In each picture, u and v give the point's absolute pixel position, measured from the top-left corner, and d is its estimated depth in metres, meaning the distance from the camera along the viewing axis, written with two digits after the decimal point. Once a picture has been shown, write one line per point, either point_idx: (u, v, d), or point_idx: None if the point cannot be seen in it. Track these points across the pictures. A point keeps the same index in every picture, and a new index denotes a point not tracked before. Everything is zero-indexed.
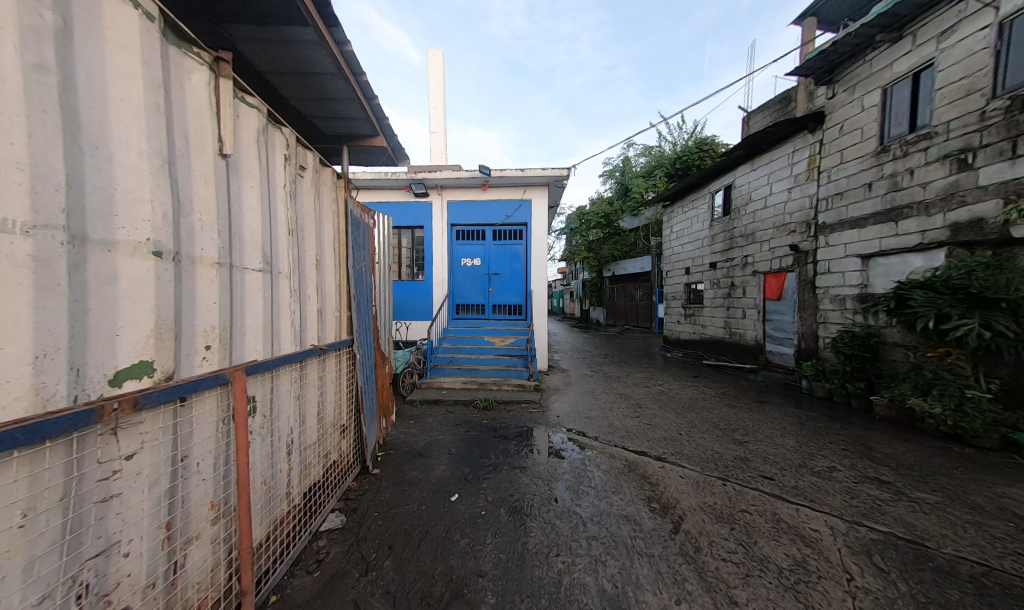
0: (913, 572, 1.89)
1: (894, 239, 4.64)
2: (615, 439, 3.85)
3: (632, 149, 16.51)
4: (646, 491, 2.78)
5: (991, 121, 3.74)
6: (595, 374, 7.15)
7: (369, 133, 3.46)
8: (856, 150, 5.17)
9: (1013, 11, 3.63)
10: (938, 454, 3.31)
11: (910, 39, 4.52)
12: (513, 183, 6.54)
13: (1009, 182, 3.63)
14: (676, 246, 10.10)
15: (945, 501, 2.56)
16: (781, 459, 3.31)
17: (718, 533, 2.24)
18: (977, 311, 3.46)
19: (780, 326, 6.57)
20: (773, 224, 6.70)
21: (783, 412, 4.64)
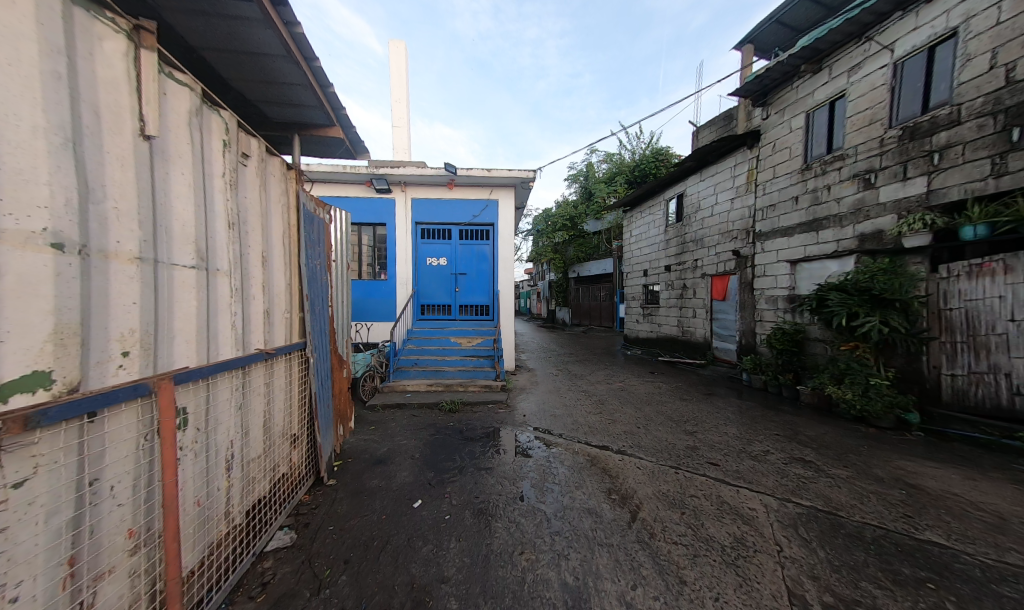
0: (830, 539, 2.16)
1: (815, 247, 5.27)
2: (578, 435, 3.97)
3: (595, 156, 17.16)
4: (608, 484, 2.89)
5: (888, 147, 4.40)
6: (561, 372, 7.34)
7: (325, 123, 3.27)
8: (786, 166, 5.80)
9: (904, 54, 4.30)
10: (849, 434, 3.82)
11: (827, 72, 5.17)
12: (480, 183, 6.51)
13: (901, 200, 4.28)
14: (635, 249, 10.66)
15: (855, 475, 2.96)
16: (725, 446, 3.62)
17: (671, 518, 2.40)
18: (878, 310, 4.05)
19: (724, 324, 7.19)
20: (718, 231, 7.32)
21: (727, 403, 5.08)
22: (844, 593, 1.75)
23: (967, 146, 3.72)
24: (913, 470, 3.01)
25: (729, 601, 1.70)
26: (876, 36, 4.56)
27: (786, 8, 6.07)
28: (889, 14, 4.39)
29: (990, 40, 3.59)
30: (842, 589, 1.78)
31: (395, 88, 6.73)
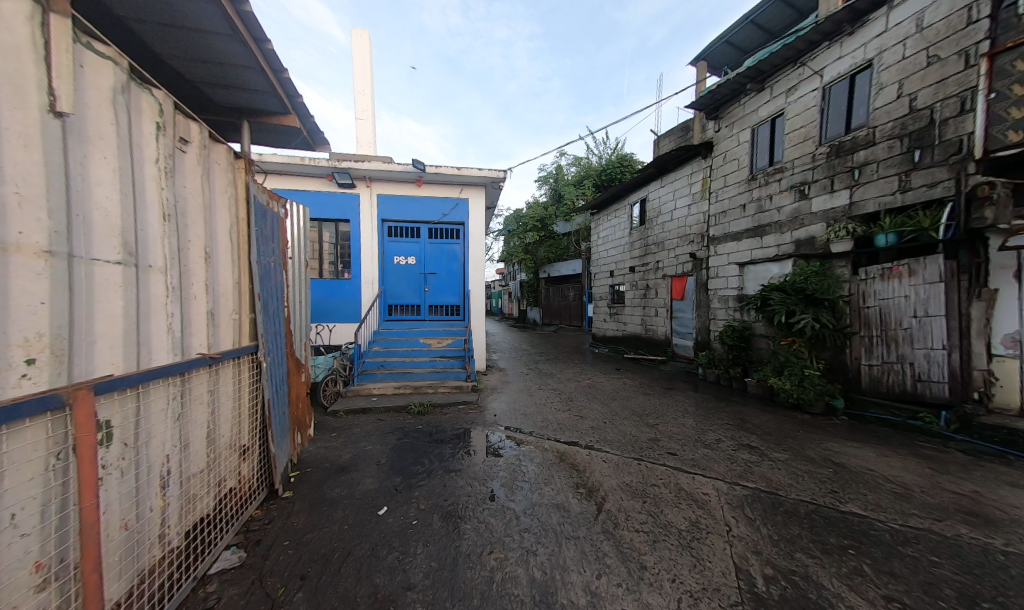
0: (771, 516, 2.38)
1: (760, 251, 5.78)
2: (548, 432, 4.04)
3: (564, 159, 17.54)
4: (576, 479, 2.96)
5: (819, 163, 4.93)
6: (532, 371, 7.43)
7: (279, 111, 3.06)
8: (735, 176, 6.30)
9: (830, 80, 4.84)
10: (788, 420, 4.23)
11: (769, 92, 5.69)
12: (449, 181, 6.41)
13: (829, 210, 4.82)
14: (602, 251, 11.05)
15: (793, 457, 3.28)
16: (683, 437, 3.85)
17: (633, 507, 2.52)
18: (810, 308, 4.52)
19: (683, 322, 7.66)
20: (677, 235, 7.79)
21: (685, 396, 5.43)
22: (781, 564, 1.93)
23: (880, 164, 4.26)
24: (839, 450, 3.40)
25: (685, 581, 1.82)
26: (808, 62, 5.09)
27: (734, 30, 6.59)
28: (818, 43, 4.92)
29: (897, 73, 4.14)
30: (781, 561, 1.96)
31: (359, 78, 6.44)
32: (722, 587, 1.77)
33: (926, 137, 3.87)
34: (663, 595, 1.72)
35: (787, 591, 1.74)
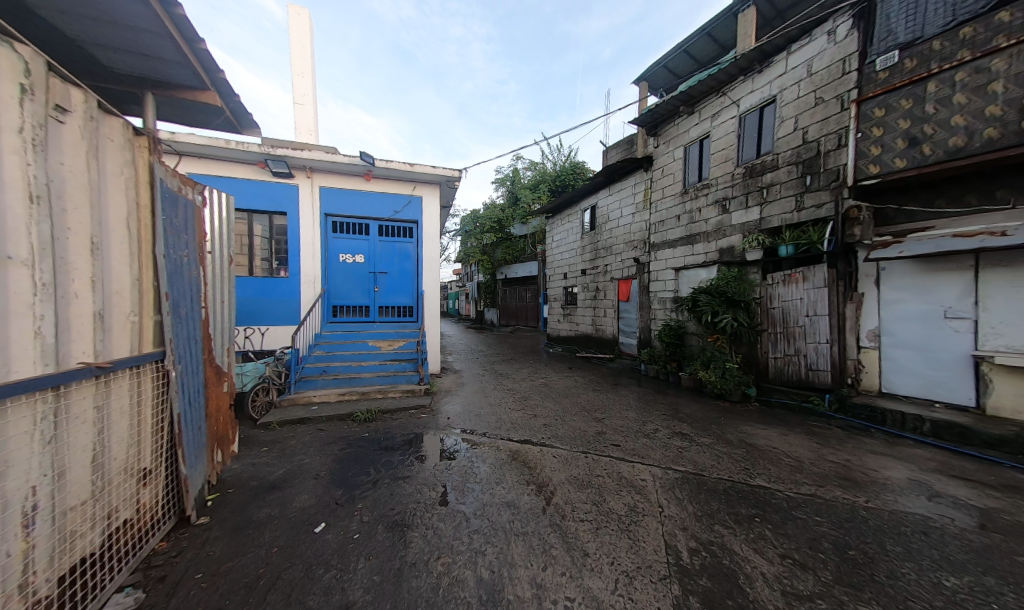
0: (696, 495, 2.66)
1: (692, 257, 6.43)
2: (501, 432, 4.07)
3: (521, 162, 17.88)
4: (527, 475, 3.03)
5: (737, 182, 5.63)
6: (487, 372, 7.44)
7: (196, 87, 2.72)
8: (670, 189, 6.94)
9: (745, 110, 5.56)
10: (713, 409, 4.78)
11: (697, 115, 6.37)
12: (401, 177, 6.18)
13: (744, 223, 5.52)
14: (556, 254, 11.46)
15: (716, 441, 3.69)
16: (626, 429, 4.14)
17: (579, 498, 2.65)
18: (730, 309, 5.16)
19: (628, 322, 8.23)
20: (623, 240, 8.35)
21: (629, 391, 5.84)
22: (703, 537, 2.17)
23: (782, 186, 5.00)
24: (752, 432, 3.91)
25: (622, 562, 1.95)
26: (728, 93, 5.79)
27: (670, 57, 7.28)
28: (735, 77, 5.63)
29: (793, 110, 4.90)
30: (702, 534, 2.20)
31: (297, 59, 5.92)
32: (654, 564, 1.93)
33: (815, 165, 4.62)
34: (602, 578, 1.83)
35: (707, 560, 1.96)
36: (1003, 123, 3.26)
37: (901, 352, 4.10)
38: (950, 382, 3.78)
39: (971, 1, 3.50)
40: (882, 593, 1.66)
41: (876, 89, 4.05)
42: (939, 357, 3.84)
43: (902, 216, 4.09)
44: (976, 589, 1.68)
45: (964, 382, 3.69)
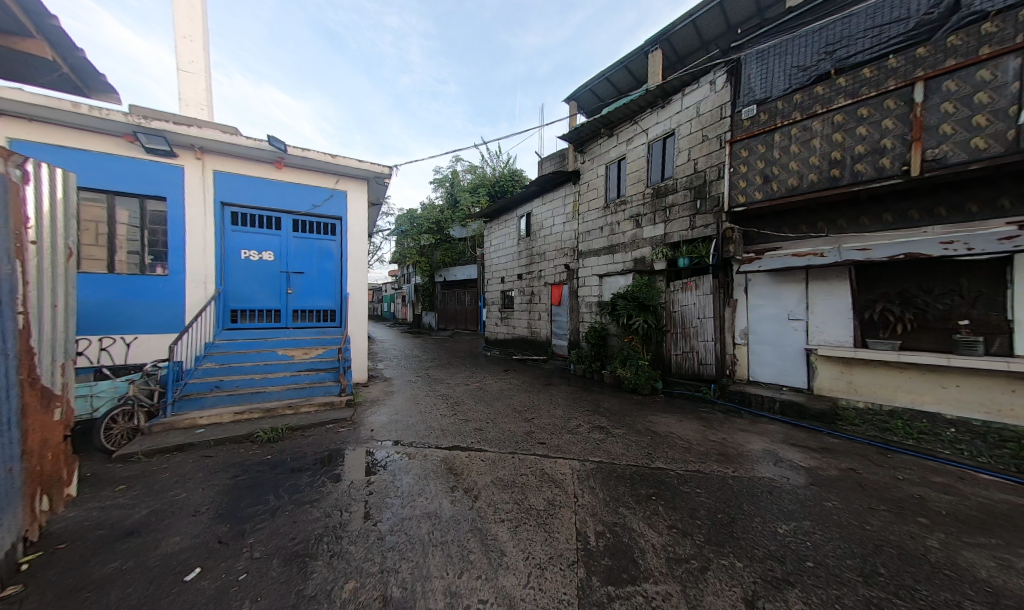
0: (606, 482, 2.92)
1: (613, 266, 7.08)
2: (430, 440, 3.95)
3: (460, 164, 17.79)
4: (453, 482, 2.98)
5: (647, 200, 6.40)
6: (421, 378, 7.15)
7: (12, 29, 2.13)
8: (595, 202, 7.59)
9: (652, 138, 6.37)
10: (628, 402, 5.33)
11: (616, 138, 7.09)
12: (321, 169, 5.65)
13: (653, 237, 6.30)
14: (494, 258, 11.62)
15: (628, 431, 4.10)
16: (553, 427, 4.35)
17: (502, 499, 2.70)
18: (640, 312, 5.85)
19: (559, 325, 8.72)
20: (555, 247, 8.83)
21: (558, 390, 6.17)
22: (608, 519, 2.39)
23: (680, 207, 5.83)
24: (657, 420, 4.45)
25: (535, 555, 2.04)
26: (639, 122, 6.58)
27: (595, 82, 7.98)
28: (645, 108, 6.41)
29: (687, 143, 5.76)
30: (608, 517, 2.42)
31: (184, 17, 5.01)
32: (565, 552, 2.06)
33: (703, 191, 5.50)
34: (516, 575, 1.87)
35: (609, 541, 2.15)
36: (820, 171, 4.27)
37: (762, 347, 5.07)
38: (793, 371, 4.77)
39: (800, 75, 4.54)
40: (737, 546, 2.02)
41: (742, 133, 4.98)
42: (785, 351, 4.84)
43: (762, 237, 5.09)
44: (798, 531, 2.15)
45: (801, 370, 4.70)
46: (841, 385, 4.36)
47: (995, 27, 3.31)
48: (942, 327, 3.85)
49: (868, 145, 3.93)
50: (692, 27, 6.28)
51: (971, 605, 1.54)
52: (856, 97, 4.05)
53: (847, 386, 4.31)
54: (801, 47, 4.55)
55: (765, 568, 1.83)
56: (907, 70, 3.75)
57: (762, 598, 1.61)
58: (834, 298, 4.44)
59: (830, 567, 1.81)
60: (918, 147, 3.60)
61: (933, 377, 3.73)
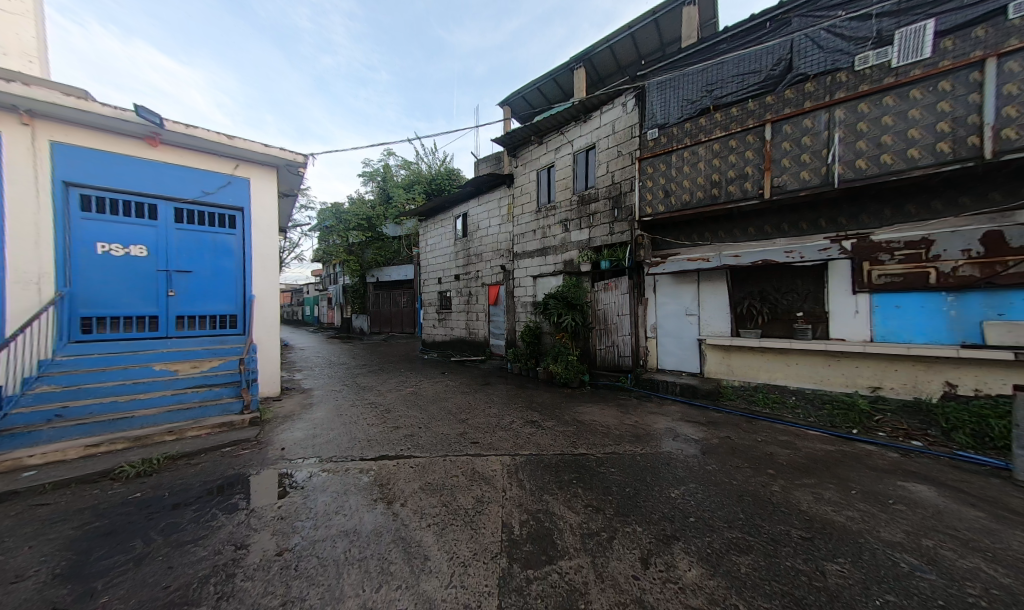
0: (534, 473, 3.07)
1: (545, 267, 7.44)
2: (353, 452, 3.66)
3: (392, 158, 16.86)
4: (377, 493, 2.82)
5: (574, 207, 6.88)
6: (347, 387, 6.60)
7: None
8: (528, 206, 7.89)
9: (577, 149, 6.85)
10: (560, 395, 5.65)
11: (545, 146, 7.48)
12: (215, 151, 4.87)
13: (579, 240, 6.78)
14: (430, 258, 11.29)
15: (557, 423, 4.36)
16: (487, 426, 4.40)
17: (429, 504, 2.63)
18: (568, 311, 6.27)
19: (497, 325, 8.85)
20: (491, 248, 8.93)
21: (496, 389, 6.25)
22: (533, 507, 2.51)
23: (601, 214, 6.39)
24: (583, 411, 4.81)
25: (460, 554, 2.03)
26: (565, 133, 7.04)
27: (526, 91, 8.30)
28: (570, 121, 6.89)
29: (605, 156, 6.34)
30: (533, 506, 2.54)
31: None
32: (490, 546, 2.09)
33: (619, 201, 6.11)
34: (438, 577, 1.83)
35: (531, 528, 2.26)
36: (704, 190, 5.08)
37: (667, 339, 5.84)
38: (689, 358, 5.58)
39: (688, 107, 5.33)
40: (639, 513, 2.30)
41: (648, 152, 5.66)
42: (684, 342, 5.64)
43: (666, 244, 5.87)
44: (686, 493, 2.54)
45: (695, 358, 5.52)
46: (723, 369, 5.25)
47: (814, 87, 4.32)
48: (787, 318, 4.90)
49: (737, 170, 4.81)
50: (609, 52, 6.95)
51: (796, 532, 2.01)
52: (728, 129, 4.92)
53: (727, 369, 5.21)
54: (686, 82, 5.34)
55: (659, 528, 2.12)
56: (760, 113, 4.70)
57: (655, 555, 1.87)
58: (717, 296, 5.33)
59: (707, 519, 2.18)
60: (767, 176, 4.54)
61: (782, 357, 4.73)
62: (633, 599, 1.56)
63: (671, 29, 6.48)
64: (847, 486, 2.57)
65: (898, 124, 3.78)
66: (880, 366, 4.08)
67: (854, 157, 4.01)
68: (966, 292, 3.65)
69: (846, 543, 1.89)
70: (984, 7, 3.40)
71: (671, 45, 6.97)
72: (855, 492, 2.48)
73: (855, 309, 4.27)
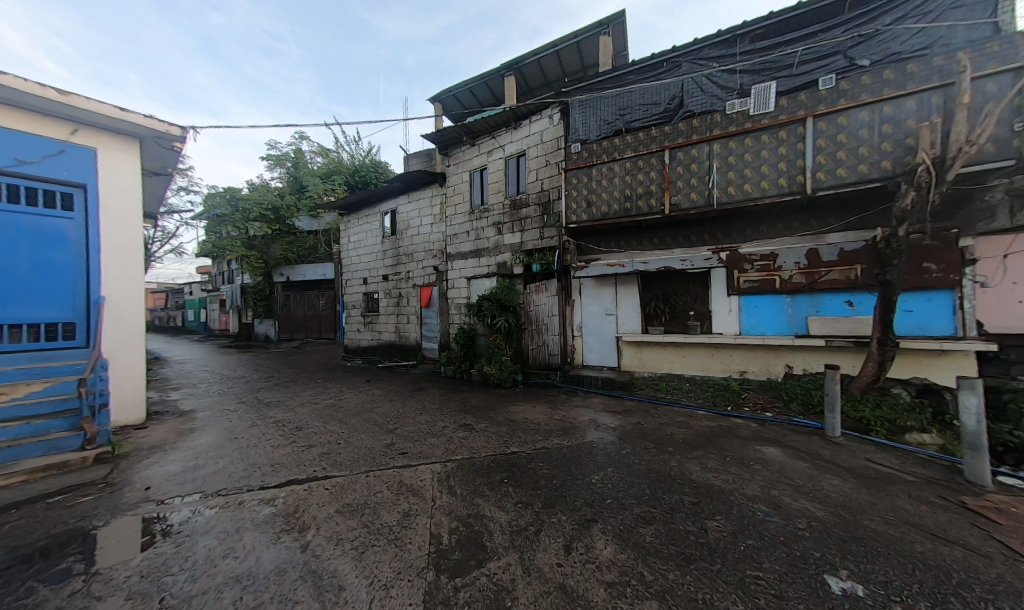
0: (465, 477, 3.02)
1: (479, 269, 7.44)
2: (250, 481, 3.10)
3: (306, 143, 14.96)
4: (282, 524, 2.42)
5: (506, 211, 7.03)
6: (246, 404, 5.61)
7: None
8: (461, 207, 7.79)
9: (509, 154, 7.02)
10: (494, 396, 5.69)
11: (478, 148, 7.49)
12: (39, 108, 3.68)
13: (512, 243, 6.95)
14: (353, 256, 10.33)
15: (490, 424, 4.37)
16: (417, 434, 4.19)
17: (347, 527, 2.35)
18: (502, 312, 6.37)
19: (429, 328, 8.52)
20: (422, 248, 8.58)
21: (428, 395, 5.99)
22: (463, 513, 2.45)
23: (532, 219, 6.66)
24: (516, 410, 4.92)
25: (381, 576, 1.84)
26: (496, 137, 7.16)
27: (457, 90, 8.20)
28: (501, 126, 7.02)
29: (535, 164, 6.63)
30: (463, 511, 2.49)
31: None
32: (416, 561, 1.94)
33: (549, 208, 6.45)
34: (355, 606, 1.63)
35: (462, 534, 2.19)
36: (620, 203, 5.67)
37: (591, 337, 6.35)
38: (609, 354, 6.17)
39: (606, 127, 5.89)
40: (564, 503, 2.44)
41: (573, 164, 6.09)
42: (604, 339, 6.21)
43: (589, 250, 6.38)
44: (604, 478, 2.78)
45: (614, 353, 6.13)
46: (635, 362, 5.92)
47: (699, 122, 5.18)
48: (683, 316, 5.77)
49: (645, 187, 5.47)
50: (537, 65, 7.30)
51: (687, 498, 2.36)
52: (637, 150, 5.58)
53: (638, 362, 5.90)
54: (603, 104, 5.90)
55: (580, 514, 2.28)
56: (662, 139, 5.44)
57: (577, 540, 2.00)
58: (630, 298, 5.99)
59: (620, 498, 2.42)
60: (667, 195, 5.28)
61: (680, 350, 5.54)
62: (556, 586, 1.63)
63: (590, 53, 7.10)
64: (723, 454, 3.13)
65: (757, 160, 4.75)
66: (746, 354, 5.07)
67: (727, 185, 4.92)
68: (798, 294, 4.77)
69: (723, 502, 2.30)
70: (805, 78, 4.57)
71: (591, 68, 7.64)
72: (729, 459, 3.04)
73: (729, 308, 5.23)
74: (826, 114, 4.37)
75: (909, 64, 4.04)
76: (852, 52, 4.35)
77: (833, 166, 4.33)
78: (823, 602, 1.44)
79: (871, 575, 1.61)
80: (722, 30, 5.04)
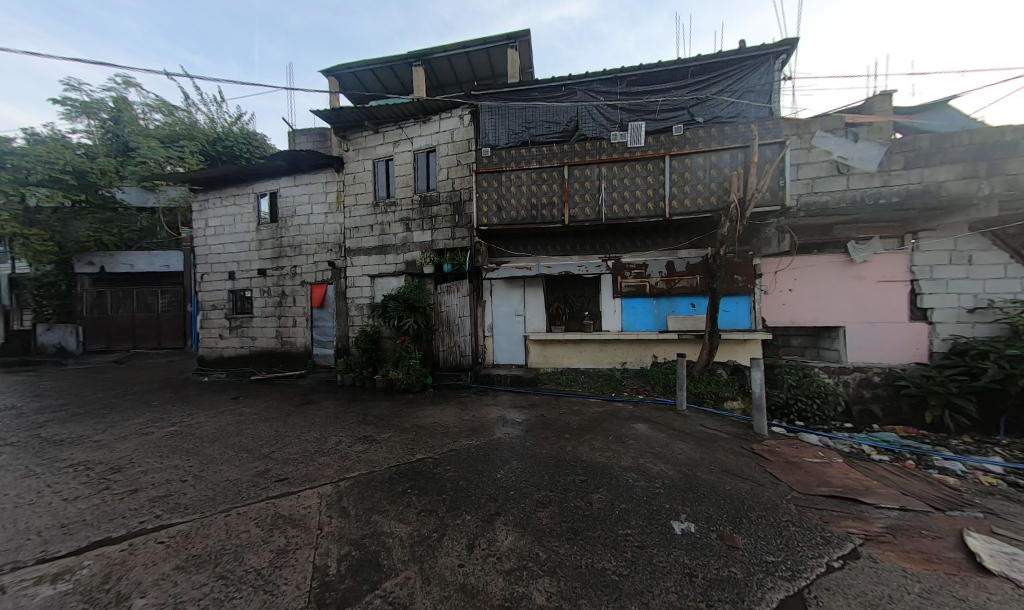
0: (360, 495, 2.72)
1: (384, 267, 6.89)
2: (16, 557, 2.12)
3: (136, 93, 11.35)
4: (77, 604, 1.72)
5: (416, 208, 6.70)
6: (15, 447, 3.86)
7: None
8: (363, 198, 7.07)
9: (419, 148, 6.70)
10: (400, 403, 5.32)
11: (383, 137, 6.93)
12: None
13: (422, 242, 6.66)
14: (214, 245, 8.28)
15: (394, 433, 4.06)
16: (302, 455, 3.60)
17: (192, 585, 1.84)
18: (409, 313, 6.03)
19: (323, 331, 7.45)
20: (313, 240, 7.45)
21: (318, 409, 5.21)
22: (356, 536, 2.20)
23: (442, 218, 6.52)
24: (423, 415, 4.70)
25: None
26: (404, 128, 6.76)
27: (358, 69, 7.43)
28: (409, 118, 6.67)
29: (446, 162, 6.51)
30: (356, 534, 2.23)
31: None
32: (290, 603, 1.64)
33: (460, 208, 6.43)
34: None
35: (354, 559, 1.96)
36: (527, 210, 6.01)
37: (501, 337, 6.56)
38: (517, 352, 6.49)
39: (514, 136, 6.18)
40: (468, 503, 2.44)
41: (483, 167, 6.18)
42: (513, 338, 6.50)
43: (500, 252, 6.59)
44: (507, 472, 2.89)
45: (522, 352, 6.47)
46: (540, 359, 6.37)
47: (591, 146, 5.91)
48: (579, 316, 6.49)
49: (548, 198, 5.94)
50: (447, 61, 7.18)
51: (578, 478, 2.65)
52: (542, 163, 6.02)
53: (542, 359, 6.36)
54: (510, 115, 6.17)
55: (484, 510, 2.31)
56: (562, 156, 6.00)
57: (479, 536, 2.02)
58: (536, 300, 6.39)
59: (521, 489, 2.56)
60: (566, 207, 5.86)
61: (577, 346, 6.20)
62: (457, 588, 1.61)
63: (499, 62, 7.35)
64: (607, 434, 3.64)
65: (634, 185, 5.67)
66: (626, 348, 6.00)
67: (612, 204, 5.74)
68: (661, 298, 5.88)
69: (605, 476, 2.65)
70: (665, 124, 5.70)
71: (500, 78, 7.92)
72: (612, 438, 3.54)
73: (614, 309, 6.10)
74: (678, 155, 5.51)
75: (726, 127, 5.44)
76: (694, 110, 5.63)
77: (684, 197, 5.50)
78: (671, 543, 1.81)
79: (700, 514, 2.09)
80: (607, 70, 5.86)
